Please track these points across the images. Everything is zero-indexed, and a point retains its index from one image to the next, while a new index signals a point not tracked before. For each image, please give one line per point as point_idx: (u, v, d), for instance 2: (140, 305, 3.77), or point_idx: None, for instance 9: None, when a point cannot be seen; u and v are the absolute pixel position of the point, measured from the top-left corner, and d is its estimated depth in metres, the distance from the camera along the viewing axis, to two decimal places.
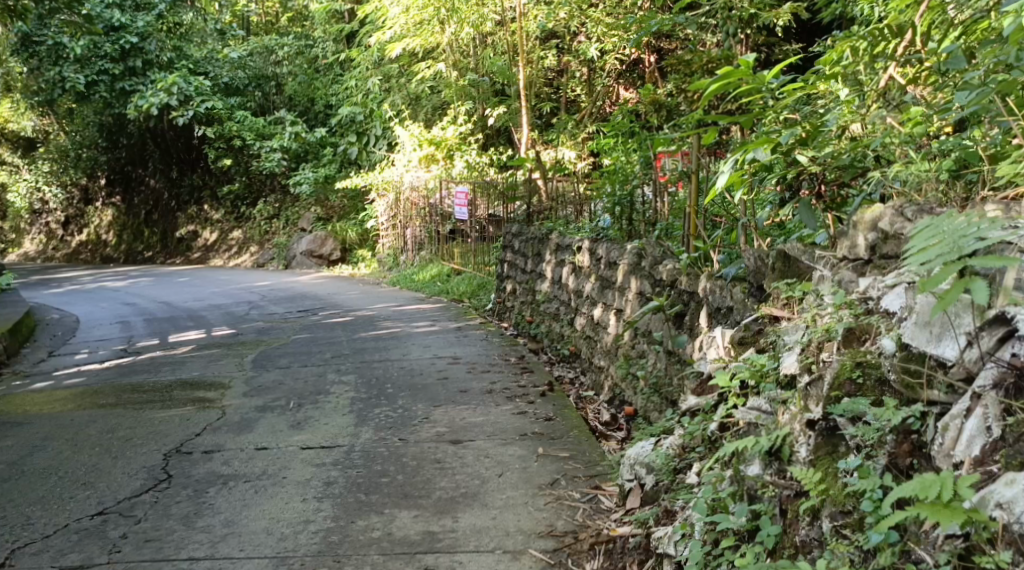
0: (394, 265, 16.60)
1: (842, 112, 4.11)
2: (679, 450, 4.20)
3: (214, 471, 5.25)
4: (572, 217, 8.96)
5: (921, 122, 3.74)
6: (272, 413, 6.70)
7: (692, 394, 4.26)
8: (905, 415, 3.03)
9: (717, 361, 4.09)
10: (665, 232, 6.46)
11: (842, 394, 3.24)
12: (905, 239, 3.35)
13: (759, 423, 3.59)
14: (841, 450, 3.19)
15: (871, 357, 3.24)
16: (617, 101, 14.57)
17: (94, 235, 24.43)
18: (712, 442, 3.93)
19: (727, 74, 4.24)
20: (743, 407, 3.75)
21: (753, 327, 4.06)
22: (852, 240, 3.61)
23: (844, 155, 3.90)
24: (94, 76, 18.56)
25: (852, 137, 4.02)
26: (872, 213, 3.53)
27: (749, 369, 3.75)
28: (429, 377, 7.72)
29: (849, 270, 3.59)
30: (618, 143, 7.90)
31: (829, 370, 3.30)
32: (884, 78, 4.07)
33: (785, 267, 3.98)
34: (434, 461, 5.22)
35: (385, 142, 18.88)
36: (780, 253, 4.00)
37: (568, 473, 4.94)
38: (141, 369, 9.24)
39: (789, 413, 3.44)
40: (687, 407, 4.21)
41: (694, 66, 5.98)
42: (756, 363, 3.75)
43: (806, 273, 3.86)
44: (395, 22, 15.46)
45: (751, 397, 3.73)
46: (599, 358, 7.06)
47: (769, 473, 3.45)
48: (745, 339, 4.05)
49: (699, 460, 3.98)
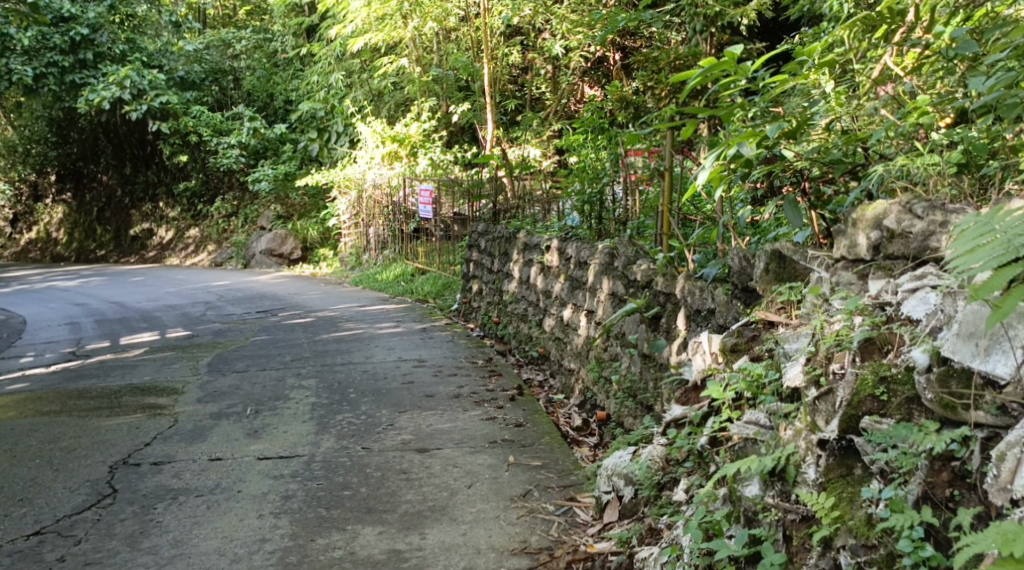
0: (356, 264, 16.34)
1: (830, 104, 3.92)
2: (661, 461, 3.99)
3: (163, 485, 4.97)
4: (540, 216, 8.74)
5: (926, 111, 3.51)
6: (228, 420, 6.41)
7: (676, 403, 4.04)
8: (947, 441, 2.82)
9: (706, 369, 3.88)
10: (638, 231, 6.27)
11: (861, 412, 3.06)
12: (916, 239, 3.21)
13: (759, 439, 3.37)
14: (857, 474, 3.02)
15: (895, 371, 3.05)
16: (582, 99, 14.32)
17: (44, 233, 23.79)
18: (700, 456, 3.73)
19: (711, 65, 4.09)
20: (738, 421, 3.53)
21: (748, 334, 3.82)
22: (851, 238, 3.44)
23: (833, 150, 3.76)
24: (43, 68, 17.76)
25: (843, 130, 3.85)
26: (874, 210, 3.36)
27: (744, 380, 3.55)
28: (394, 380, 7.47)
29: (848, 271, 3.46)
30: (587, 141, 7.68)
31: (846, 383, 3.13)
32: (878, 67, 3.89)
33: (781, 269, 3.77)
34: (400, 472, 4.98)
35: (347, 139, 18.63)
36: (772, 253, 3.80)
37: (541, 484, 4.72)
38: (90, 374, 8.89)
39: (793, 429, 3.26)
40: (671, 417, 3.98)
41: (662, 64, 5.74)
42: (752, 372, 3.55)
43: (803, 274, 3.71)
44: (356, 16, 15.08)
45: (747, 410, 3.52)
46: (569, 360, 6.84)
47: (769, 494, 3.25)
48: (738, 347, 3.79)
49: (687, 475, 3.79)
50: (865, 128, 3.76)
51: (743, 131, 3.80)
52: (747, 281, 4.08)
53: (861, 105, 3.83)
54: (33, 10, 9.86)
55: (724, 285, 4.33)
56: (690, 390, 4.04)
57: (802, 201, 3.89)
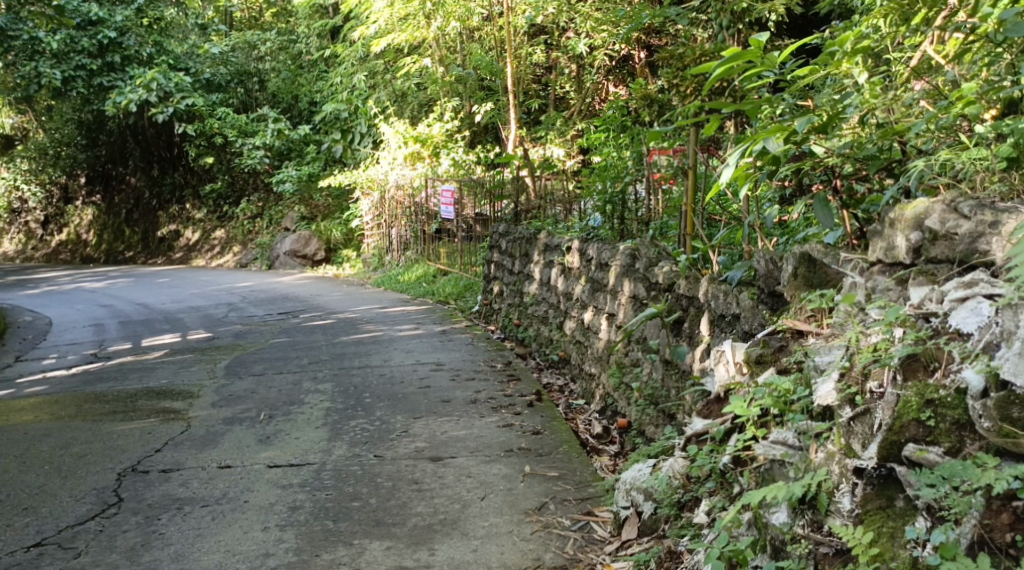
0: (379, 265, 16.19)
1: (864, 95, 3.69)
2: (682, 478, 3.79)
3: (169, 494, 4.81)
4: (562, 216, 8.55)
5: (973, 100, 3.29)
6: (241, 426, 6.25)
7: (697, 415, 3.82)
8: (1007, 481, 2.60)
9: (730, 381, 3.67)
10: (660, 232, 6.06)
11: (904, 438, 2.83)
12: (961, 241, 2.99)
13: (788, 462, 3.18)
14: (899, 507, 2.83)
15: (944, 394, 2.81)
16: (606, 98, 14.14)
17: (74, 234, 23.81)
18: (723, 476, 3.53)
19: (735, 56, 3.87)
20: (764, 440, 3.32)
21: (774, 344, 3.60)
22: (888, 240, 3.23)
23: (866, 145, 3.54)
24: (71, 72, 17.68)
25: (878, 124, 3.62)
26: (914, 210, 3.15)
27: (772, 396, 3.34)
28: (410, 385, 7.29)
29: (884, 276, 3.26)
30: (610, 139, 7.51)
31: (886, 404, 2.93)
32: (916, 55, 3.63)
33: (810, 273, 3.56)
34: (411, 482, 4.80)
35: (370, 140, 18.47)
36: (801, 256, 3.60)
37: (557, 496, 4.52)
38: (109, 376, 8.78)
39: (825, 452, 3.07)
40: (692, 432, 3.77)
41: (687, 61, 5.46)
42: (780, 387, 3.33)
43: (835, 280, 3.49)
44: (380, 16, 14.90)
45: (774, 428, 3.31)
46: (590, 365, 6.63)
47: (799, 524, 3.07)
48: (763, 358, 3.58)
49: (708, 495, 3.59)
50: (903, 120, 3.54)
51: (770, 125, 3.62)
52: (774, 285, 3.85)
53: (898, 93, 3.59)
54: (56, 12, 9.82)
55: (749, 289, 4.14)
56: (711, 402, 3.82)
57: (834, 200, 3.68)
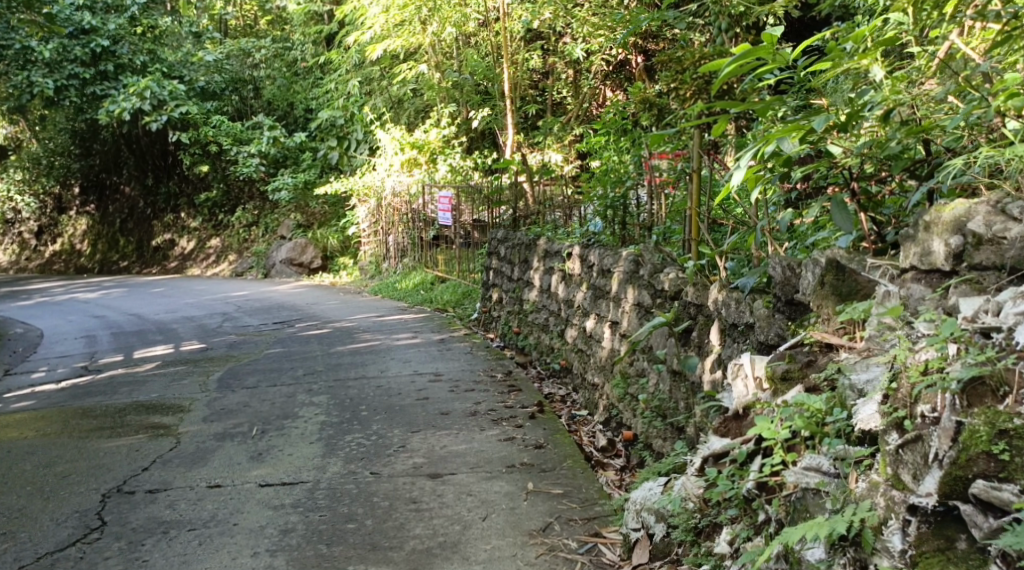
0: (376, 272, 16.00)
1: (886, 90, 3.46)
2: (699, 502, 3.56)
3: (155, 517, 4.62)
4: (562, 222, 8.34)
5: (1016, 93, 3.05)
6: (232, 442, 6.05)
7: (714, 433, 3.60)
8: None
9: (753, 397, 3.50)
10: (663, 237, 5.86)
11: (972, 473, 2.64)
12: (1011, 245, 2.92)
13: (825, 493, 2.98)
14: (961, 549, 2.62)
15: (1017, 425, 2.64)
16: (604, 102, 14.02)
17: (68, 244, 23.59)
18: (746, 502, 3.29)
19: (746, 52, 3.68)
20: (795, 466, 3.12)
21: (802, 359, 3.43)
22: (922, 245, 3.11)
23: (890, 144, 3.37)
24: (64, 81, 17.51)
25: (903, 121, 3.41)
26: (953, 212, 3.04)
27: (804, 418, 3.17)
28: (408, 396, 7.09)
29: (919, 283, 3.13)
30: (609, 142, 7.33)
31: (943, 432, 2.74)
32: (945, 46, 3.41)
33: (839, 282, 3.40)
34: (409, 501, 4.60)
35: (367, 147, 18.27)
36: (831, 261, 3.44)
37: (562, 516, 4.33)
38: (99, 390, 8.58)
39: (868, 482, 2.89)
40: (711, 452, 3.53)
41: (686, 64, 5.06)
42: (811, 407, 3.17)
43: (867, 289, 3.33)
44: (375, 22, 14.68)
45: (805, 454, 3.12)
46: (593, 374, 6.44)
47: (840, 561, 2.86)
48: (790, 375, 3.40)
49: (730, 522, 3.36)
50: (930, 117, 3.38)
51: (785, 124, 3.45)
52: (792, 293, 3.67)
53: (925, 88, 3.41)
54: (47, 19, 9.60)
55: (764, 296, 3.95)
56: (728, 419, 3.63)
57: (852, 204, 3.54)
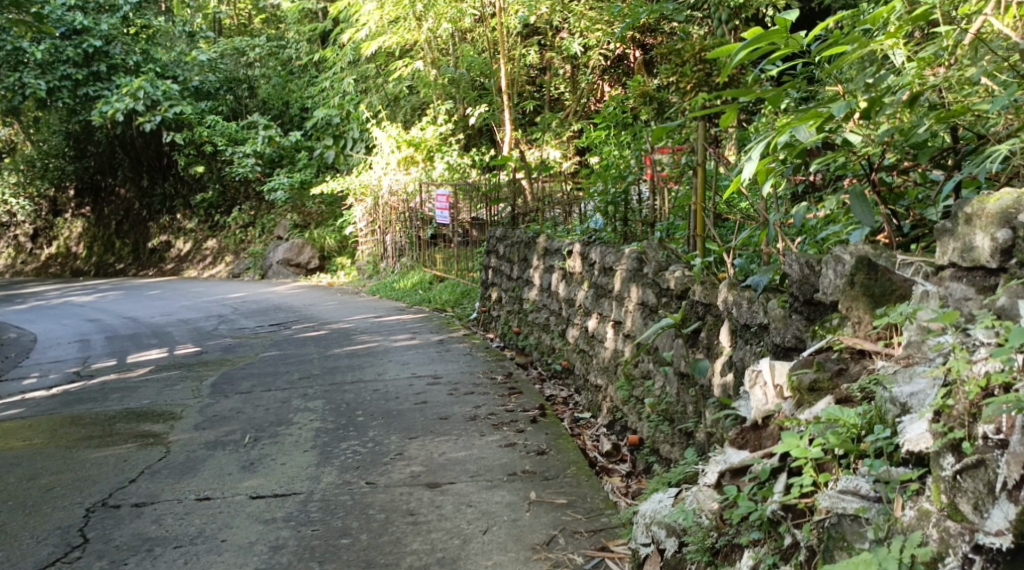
0: (374, 272, 15.79)
1: (912, 74, 3.27)
2: (717, 519, 3.30)
3: (140, 533, 4.43)
4: (562, 219, 8.13)
5: None
6: (223, 451, 5.84)
7: (732, 445, 3.38)
8: None
9: (774, 406, 3.31)
10: (667, 234, 5.63)
11: None
12: None
13: (868, 521, 2.77)
14: None
15: None
16: (602, 98, 13.79)
17: (65, 247, 23.36)
18: (772, 525, 3.05)
19: (757, 37, 3.49)
20: (830, 490, 2.90)
21: (831, 368, 3.21)
22: (964, 240, 2.93)
23: (918, 130, 3.20)
24: (57, 82, 17.37)
25: (931, 106, 3.23)
26: (998, 202, 2.86)
27: (842, 435, 2.96)
28: (406, 401, 6.88)
29: (960, 282, 2.94)
30: (609, 137, 7.11)
31: (1012, 459, 2.53)
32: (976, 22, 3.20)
33: (871, 282, 3.20)
34: (406, 513, 4.41)
35: (363, 145, 18.05)
36: (861, 259, 3.24)
37: (567, 528, 4.15)
38: (90, 397, 8.37)
39: (917, 511, 2.69)
40: (731, 466, 3.31)
41: (686, 57, 4.80)
42: (846, 423, 2.97)
43: (903, 288, 3.14)
44: (369, 19, 14.43)
45: (842, 475, 2.91)
46: (596, 376, 6.23)
47: None
48: (818, 385, 3.19)
49: (752, 546, 3.11)
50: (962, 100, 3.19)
51: (801, 112, 3.28)
52: (811, 292, 3.48)
53: (955, 69, 3.22)
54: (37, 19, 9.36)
55: (779, 295, 3.76)
56: (746, 430, 3.41)
57: (871, 194, 3.39)
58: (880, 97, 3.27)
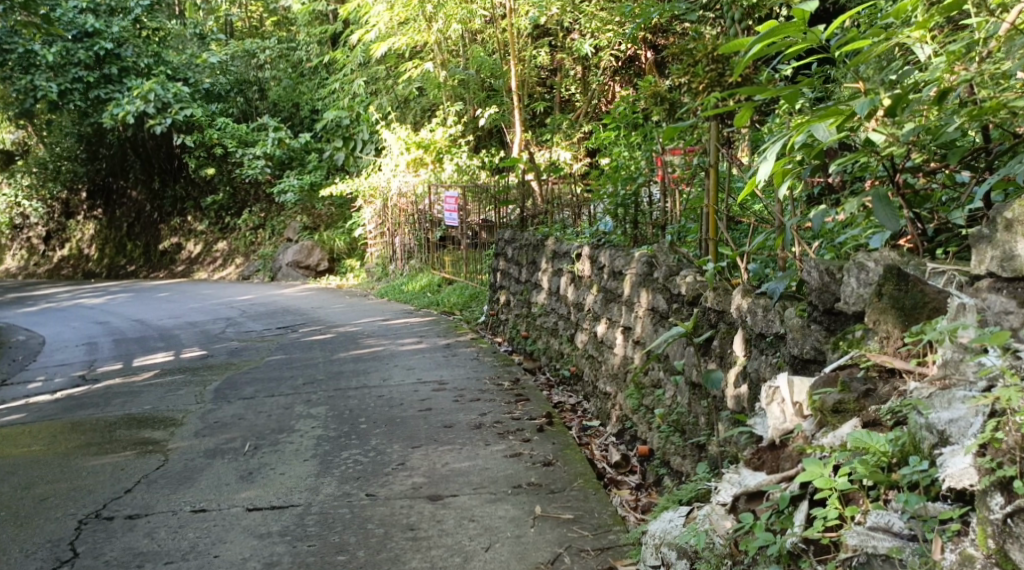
0: (383, 275, 15.64)
1: (943, 69, 3.07)
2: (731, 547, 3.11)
3: (132, 548, 4.29)
4: (571, 222, 7.95)
5: None
6: (222, 459, 5.69)
7: (749, 467, 3.21)
8: None
9: (793, 427, 3.14)
10: (678, 238, 5.45)
11: None
12: None
13: (901, 562, 2.59)
14: None
15: None
16: (613, 100, 13.60)
17: (77, 249, 23.30)
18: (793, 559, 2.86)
19: (774, 30, 3.28)
20: (860, 524, 2.72)
21: (858, 389, 3.02)
22: (1006, 249, 2.77)
23: (948, 130, 3.02)
24: (68, 85, 17.27)
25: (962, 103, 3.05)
26: None
27: (870, 464, 2.77)
28: (410, 408, 6.71)
29: (999, 293, 2.79)
30: (620, 138, 6.92)
31: None
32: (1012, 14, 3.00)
33: (901, 294, 3.00)
34: (406, 528, 4.26)
35: (373, 147, 17.85)
36: (891, 269, 3.04)
37: (573, 546, 4.02)
38: (93, 401, 8.23)
39: (959, 555, 2.50)
40: (748, 490, 3.12)
41: (698, 58, 4.59)
42: (874, 449, 2.77)
43: (936, 301, 2.96)
44: (379, 20, 14.25)
45: (871, 510, 2.73)
46: (604, 383, 6.06)
47: None
48: (842, 406, 3.00)
49: None
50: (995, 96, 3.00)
51: (821, 109, 3.09)
52: (832, 301, 3.30)
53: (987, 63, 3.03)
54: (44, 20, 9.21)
55: (797, 304, 3.60)
56: (764, 450, 3.23)
57: (894, 197, 3.23)
58: (907, 94, 3.09)
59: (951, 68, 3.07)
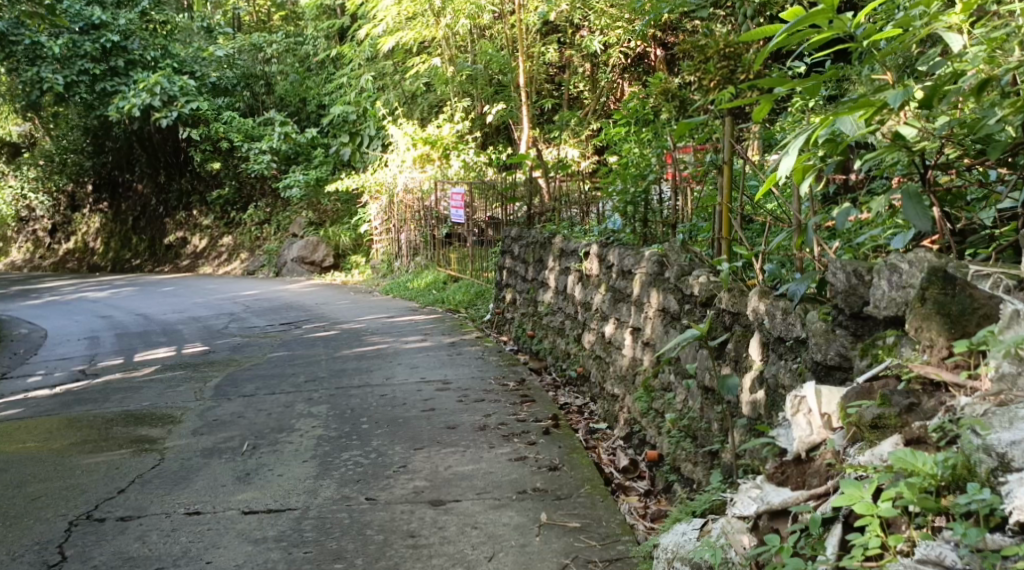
0: (388, 271, 15.48)
1: (982, 57, 2.90)
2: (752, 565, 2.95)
3: (122, 552, 4.13)
4: (579, 219, 7.78)
5: None
6: (219, 459, 5.53)
7: (770, 481, 3.03)
8: None
9: (824, 442, 2.97)
10: (690, 236, 5.27)
11: None
12: None
13: None
14: None
15: None
16: (621, 97, 13.50)
17: (82, 243, 23.20)
18: None
19: (801, 18, 3.10)
20: (909, 554, 2.54)
21: (899, 403, 2.83)
22: None
23: (988, 122, 2.86)
24: (74, 77, 17.13)
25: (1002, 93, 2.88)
26: None
27: (919, 487, 2.57)
28: (413, 407, 6.55)
29: None
30: (630, 134, 6.73)
31: None
32: None
33: (949, 299, 2.85)
34: (406, 535, 4.11)
35: (379, 143, 17.68)
36: (937, 273, 2.88)
37: (580, 557, 3.85)
38: (91, 397, 8.08)
39: None
40: (772, 506, 2.94)
41: (709, 53, 4.40)
42: (921, 472, 2.58)
43: (987, 307, 2.81)
44: (387, 15, 14.04)
45: (921, 539, 2.54)
46: (612, 385, 5.89)
47: None
48: (882, 422, 2.81)
49: None
50: None
51: (850, 100, 2.91)
52: (859, 305, 3.18)
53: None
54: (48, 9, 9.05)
55: (820, 307, 3.43)
56: (787, 463, 3.05)
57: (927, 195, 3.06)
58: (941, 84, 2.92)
59: (991, 58, 2.90)
